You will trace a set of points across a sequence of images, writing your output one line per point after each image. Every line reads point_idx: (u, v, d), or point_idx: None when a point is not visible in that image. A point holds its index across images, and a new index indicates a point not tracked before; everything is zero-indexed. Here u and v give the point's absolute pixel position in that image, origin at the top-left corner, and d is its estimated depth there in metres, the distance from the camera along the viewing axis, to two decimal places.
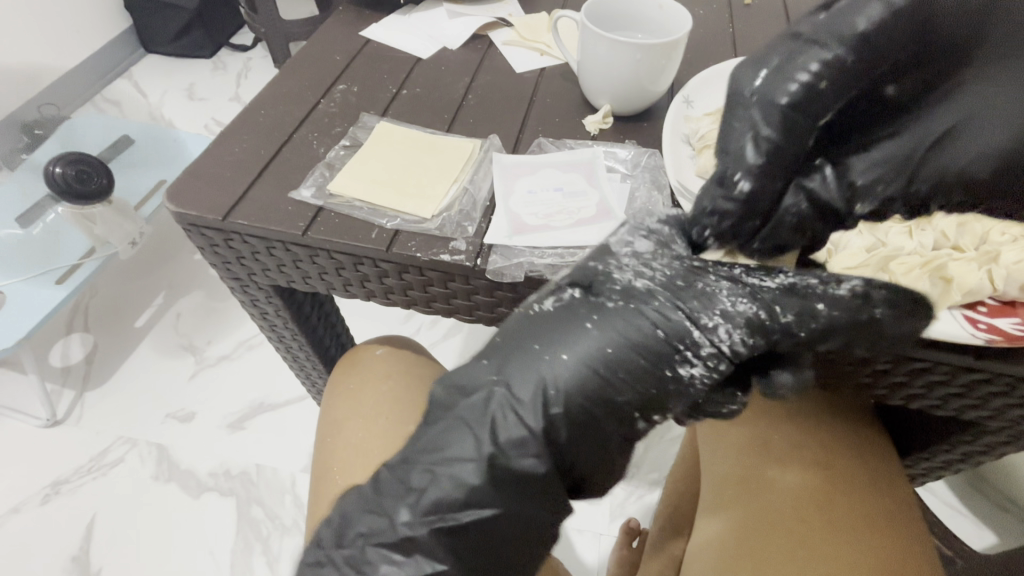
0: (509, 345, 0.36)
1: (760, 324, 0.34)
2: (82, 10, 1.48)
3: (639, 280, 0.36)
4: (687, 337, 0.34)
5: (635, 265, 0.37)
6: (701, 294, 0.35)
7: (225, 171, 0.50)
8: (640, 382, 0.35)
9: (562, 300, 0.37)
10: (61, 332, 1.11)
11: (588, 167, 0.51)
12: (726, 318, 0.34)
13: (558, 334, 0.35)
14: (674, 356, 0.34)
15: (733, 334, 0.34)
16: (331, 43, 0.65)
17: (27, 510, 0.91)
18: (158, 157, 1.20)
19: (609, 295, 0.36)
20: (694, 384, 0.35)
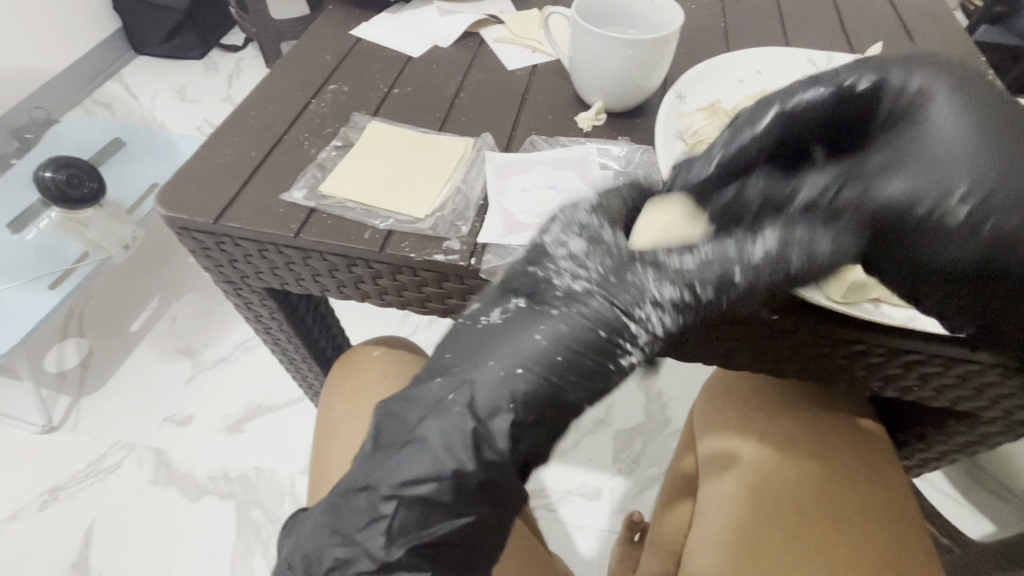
0: (462, 357, 0.34)
1: (619, 269, 0.34)
2: (72, 13, 1.47)
3: (577, 283, 0.34)
4: (547, 274, 0.35)
5: (571, 267, 0.35)
6: (632, 287, 0.33)
7: (216, 173, 0.49)
8: (536, 321, 0.34)
9: (508, 311, 0.35)
10: (55, 338, 1.10)
11: (454, 150, 0.51)
12: (588, 260, 0.35)
13: (503, 342, 0.33)
14: (547, 304, 0.34)
15: (585, 272, 0.34)
16: (321, 42, 0.64)
17: (26, 516, 0.91)
18: (151, 160, 1.19)
19: (552, 303, 0.34)
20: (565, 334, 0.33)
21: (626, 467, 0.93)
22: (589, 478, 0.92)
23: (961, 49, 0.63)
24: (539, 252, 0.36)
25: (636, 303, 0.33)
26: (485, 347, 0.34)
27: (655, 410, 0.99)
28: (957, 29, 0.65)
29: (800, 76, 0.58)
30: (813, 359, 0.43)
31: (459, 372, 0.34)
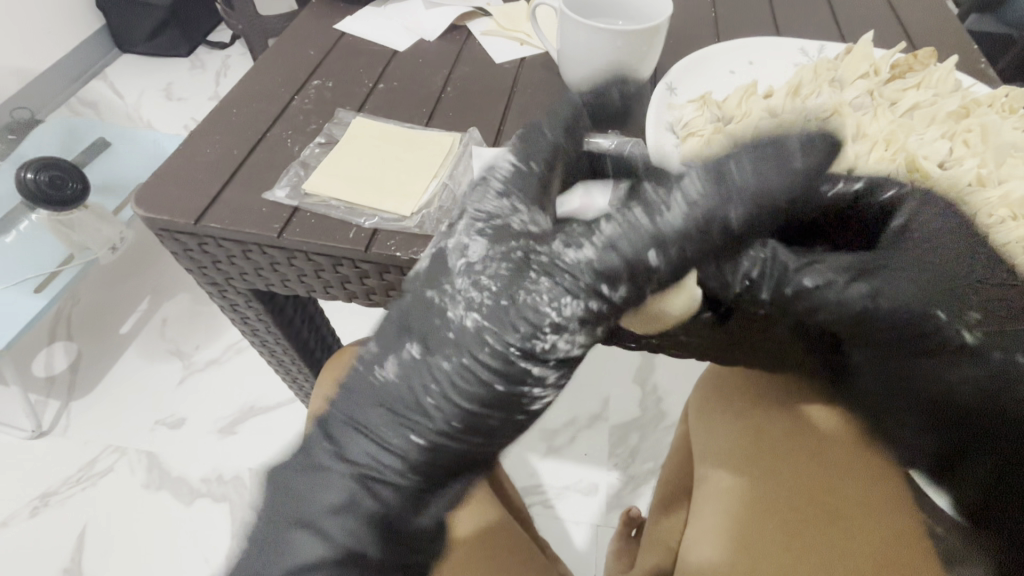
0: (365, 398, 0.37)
1: (511, 295, 0.35)
2: (53, 9, 1.44)
3: (470, 316, 0.35)
4: (448, 294, 0.36)
5: (466, 292, 0.36)
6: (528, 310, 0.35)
7: (196, 172, 0.48)
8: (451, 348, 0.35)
9: (404, 360, 0.36)
10: (43, 342, 1.09)
11: (441, 145, 0.50)
12: (485, 274, 0.36)
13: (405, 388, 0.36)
14: (463, 313, 0.35)
15: (478, 301, 0.35)
16: (304, 37, 0.63)
17: (17, 523, 0.89)
18: (136, 159, 1.17)
19: (446, 344, 0.35)
20: (481, 345, 0.35)
21: (623, 462, 0.92)
22: (584, 473, 0.91)
23: (953, 38, 0.62)
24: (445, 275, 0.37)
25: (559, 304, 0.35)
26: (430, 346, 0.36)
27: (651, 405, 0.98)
28: (948, 17, 0.65)
29: (791, 66, 0.57)
30: None
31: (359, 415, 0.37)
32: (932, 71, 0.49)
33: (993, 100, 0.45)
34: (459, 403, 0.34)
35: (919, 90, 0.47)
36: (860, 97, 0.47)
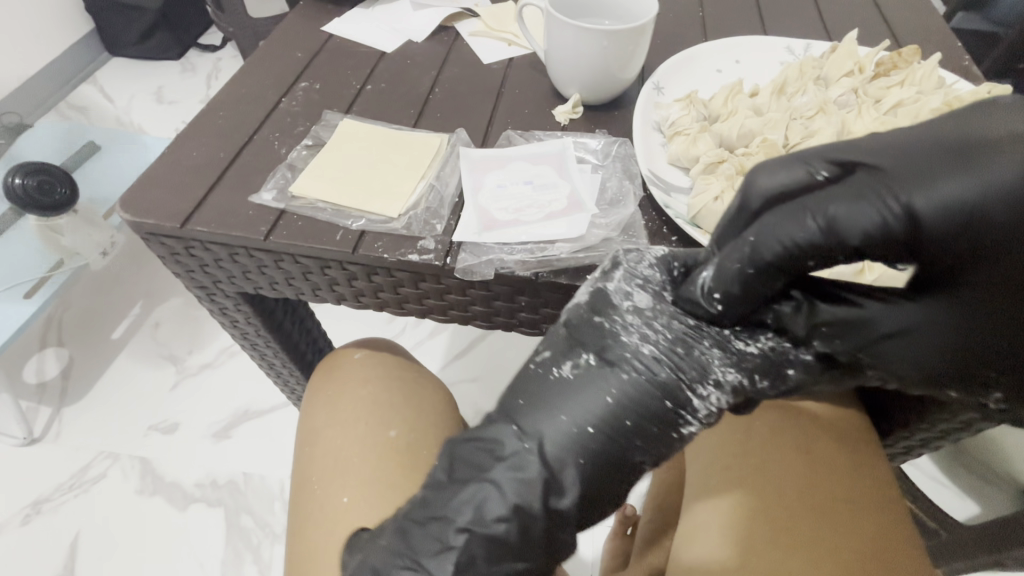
0: (534, 406, 0.33)
1: (683, 340, 0.33)
2: (41, 13, 1.43)
3: (646, 347, 0.33)
4: (615, 327, 0.33)
5: (639, 327, 0.33)
6: (697, 363, 0.32)
7: (182, 176, 0.48)
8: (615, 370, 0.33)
9: (579, 366, 0.33)
10: (34, 348, 1.08)
11: (429, 147, 0.50)
12: (655, 319, 0.34)
13: (565, 400, 0.32)
14: (618, 347, 0.33)
15: (653, 335, 0.33)
16: (291, 39, 0.63)
17: (9, 531, 0.88)
18: (126, 163, 1.16)
19: (620, 365, 0.32)
20: (627, 375, 0.32)
21: None
22: None
23: (938, 35, 0.63)
24: (605, 303, 0.34)
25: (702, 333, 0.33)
26: (573, 390, 0.33)
27: None
28: (934, 15, 0.65)
29: (778, 65, 0.57)
30: None
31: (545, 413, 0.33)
32: (916, 68, 0.49)
33: (977, 97, 0.46)
34: (593, 436, 0.32)
35: (903, 87, 0.48)
36: (844, 95, 0.48)
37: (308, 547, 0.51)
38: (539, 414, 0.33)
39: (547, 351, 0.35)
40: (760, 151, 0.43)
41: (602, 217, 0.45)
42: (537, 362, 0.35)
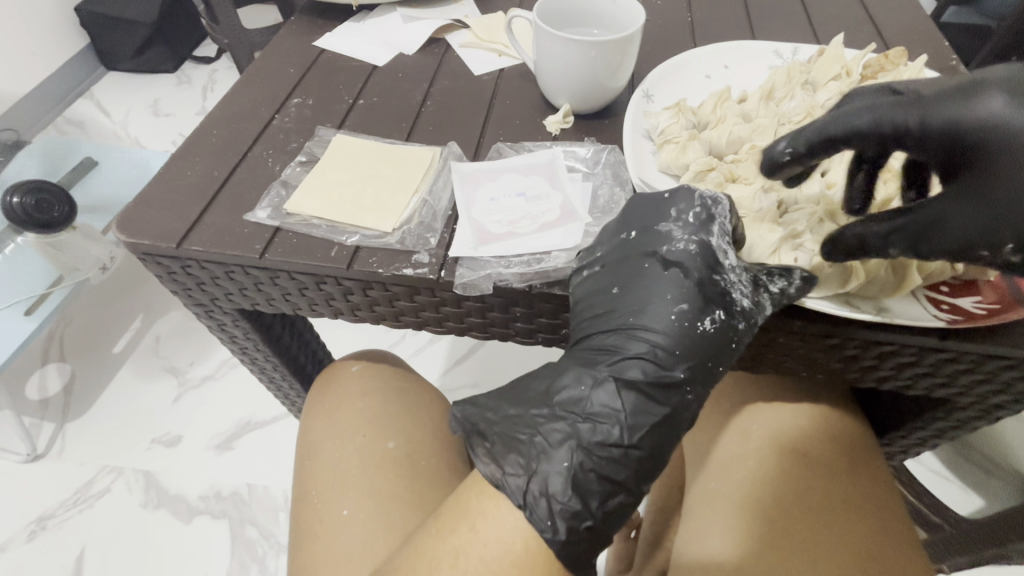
0: (597, 303, 0.39)
1: (717, 272, 0.37)
2: (35, 30, 1.43)
3: (682, 278, 0.37)
4: (661, 255, 0.38)
5: (677, 259, 0.38)
6: (726, 295, 0.37)
7: (178, 195, 0.48)
8: (657, 293, 0.38)
9: (624, 285, 0.39)
10: (36, 364, 1.08)
11: (421, 161, 0.51)
12: (691, 253, 0.37)
13: (622, 307, 0.38)
14: (662, 279, 0.38)
15: (691, 266, 0.37)
16: (283, 55, 0.63)
17: (14, 547, 0.89)
18: (123, 177, 1.17)
19: (660, 289, 0.38)
20: (704, 288, 0.37)
21: None
22: None
23: (926, 34, 0.63)
24: (651, 237, 0.39)
25: (758, 284, 0.37)
26: (656, 298, 0.37)
27: None
28: (921, 15, 0.66)
29: (766, 69, 0.58)
30: (792, 354, 0.43)
31: (606, 310, 0.39)
32: (903, 70, 0.49)
33: None
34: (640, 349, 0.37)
35: None
36: (832, 99, 0.48)
37: (309, 559, 0.51)
38: (606, 310, 0.39)
39: (591, 269, 0.41)
40: (749, 158, 0.44)
41: (595, 225, 0.46)
42: (580, 279, 0.41)
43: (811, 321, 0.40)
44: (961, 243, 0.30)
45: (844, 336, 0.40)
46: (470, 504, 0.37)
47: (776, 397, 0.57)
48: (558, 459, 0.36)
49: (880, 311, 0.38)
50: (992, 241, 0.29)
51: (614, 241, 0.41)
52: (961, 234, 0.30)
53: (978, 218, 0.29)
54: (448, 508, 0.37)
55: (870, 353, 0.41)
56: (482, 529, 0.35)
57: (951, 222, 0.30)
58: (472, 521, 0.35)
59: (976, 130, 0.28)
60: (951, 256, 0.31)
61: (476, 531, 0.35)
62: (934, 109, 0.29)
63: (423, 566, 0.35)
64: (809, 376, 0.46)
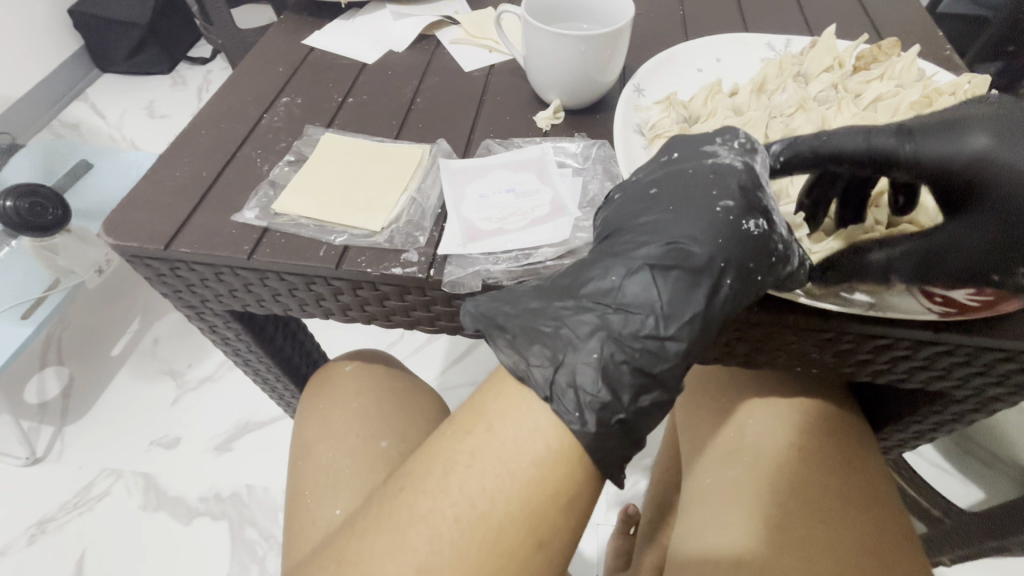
0: (630, 205, 0.40)
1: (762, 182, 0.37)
2: (27, 33, 1.43)
3: (732, 179, 0.37)
4: (710, 159, 0.38)
5: (727, 162, 0.38)
6: (769, 208, 0.37)
7: (165, 197, 0.48)
8: (704, 194, 0.37)
9: (667, 186, 0.39)
10: (34, 368, 1.08)
11: (410, 159, 0.50)
12: (740, 163, 0.38)
13: (658, 205, 0.38)
14: (707, 185, 0.37)
15: (741, 169, 0.37)
16: (272, 54, 0.63)
17: (14, 552, 0.89)
18: (118, 180, 1.16)
19: (706, 185, 0.37)
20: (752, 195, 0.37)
21: None
22: None
23: (919, 25, 0.63)
24: (698, 151, 0.39)
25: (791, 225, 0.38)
26: (703, 195, 0.37)
27: None
28: (914, 5, 0.65)
29: (758, 62, 0.57)
30: (787, 349, 0.43)
31: (635, 211, 0.39)
32: (895, 61, 0.49)
33: (956, 88, 0.45)
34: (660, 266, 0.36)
35: (882, 81, 0.48)
36: (824, 91, 0.48)
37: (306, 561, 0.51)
38: (635, 210, 0.39)
39: (630, 180, 0.41)
40: None
41: (585, 221, 0.46)
42: (618, 189, 0.42)
43: (809, 315, 0.39)
44: (969, 268, 0.32)
45: (838, 330, 0.39)
46: (484, 406, 0.35)
47: (774, 391, 0.56)
48: (590, 348, 0.34)
49: (873, 306, 0.37)
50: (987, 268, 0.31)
51: (656, 159, 0.41)
52: (968, 258, 0.32)
53: (986, 240, 0.31)
54: (463, 412, 0.36)
55: (864, 347, 0.41)
56: (499, 430, 0.33)
57: (955, 250, 0.32)
58: (488, 422, 0.34)
59: (968, 166, 0.31)
60: (956, 279, 0.33)
61: (489, 430, 0.34)
62: (928, 148, 0.32)
63: (436, 468, 0.33)
64: (804, 370, 0.45)
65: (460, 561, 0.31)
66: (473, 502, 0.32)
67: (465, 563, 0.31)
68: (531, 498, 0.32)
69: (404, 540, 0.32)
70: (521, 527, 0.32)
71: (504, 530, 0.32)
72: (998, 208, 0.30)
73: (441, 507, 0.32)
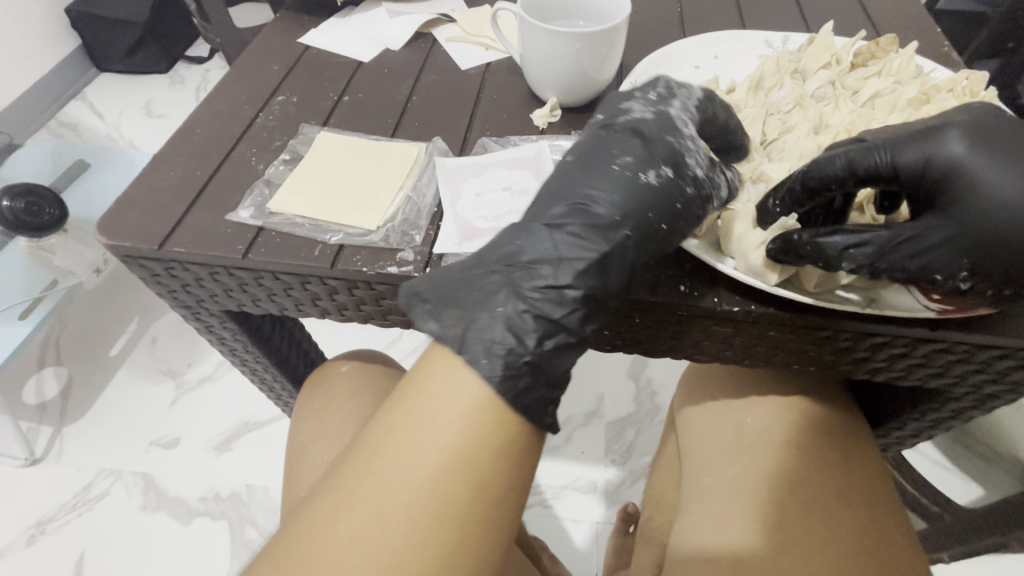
0: (566, 161, 0.41)
1: (681, 130, 0.40)
2: (25, 33, 1.42)
3: (653, 132, 0.39)
4: (637, 114, 0.40)
5: (653, 116, 0.40)
6: (690, 154, 0.39)
7: (159, 197, 0.48)
8: (630, 150, 0.39)
9: (599, 141, 0.40)
10: (32, 368, 1.08)
11: (406, 157, 0.50)
12: (660, 114, 0.40)
13: (591, 161, 0.39)
14: (634, 140, 0.39)
15: (662, 120, 0.40)
16: (268, 53, 0.62)
17: (14, 552, 0.88)
18: (115, 180, 1.15)
19: (632, 140, 0.39)
20: (672, 148, 0.39)
21: (619, 458, 0.92)
22: (582, 471, 0.91)
23: (918, 21, 0.62)
24: (623, 107, 0.41)
25: (715, 166, 0.40)
26: (626, 154, 0.39)
27: (644, 399, 0.99)
28: (914, 1, 0.65)
29: (755, 59, 0.57)
30: (784, 347, 0.43)
31: (571, 166, 0.40)
32: (893, 57, 0.49)
33: (954, 84, 0.45)
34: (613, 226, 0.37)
35: (880, 78, 0.47)
36: (822, 88, 0.48)
37: None
38: (570, 164, 0.40)
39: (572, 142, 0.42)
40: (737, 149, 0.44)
41: None
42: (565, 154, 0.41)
43: (806, 313, 0.39)
44: (943, 260, 0.32)
45: (836, 328, 0.39)
46: (431, 364, 0.34)
47: (773, 389, 0.56)
48: (496, 304, 0.35)
49: (869, 302, 0.37)
50: (960, 262, 0.31)
51: (582, 126, 0.43)
52: (944, 250, 0.31)
53: (954, 240, 0.31)
54: (410, 373, 0.35)
55: (861, 345, 0.40)
56: (439, 379, 0.34)
57: (932, 239, 0.32)
58: (433, 379, 0.34)
59: (945, 172, 0.31)
60: (909, 276, 0.33)
61: (435, 385, 0.33)
62: (910, 151, 0.32)
63: (388, 421, 0.33)
64: (801, 368, 0.45)
65: (419, 508, 0.31)
66: (432, 457, 0.32)
67: (424, 509, 0.31)
68: (483, 442, 0.32)
69: (364, 495, 0.31)
70: (474, 472, 0.32)
71: (453, 474, 0.32)
72: (971, 214, 0.30)
73: (394, 460, 0.32)
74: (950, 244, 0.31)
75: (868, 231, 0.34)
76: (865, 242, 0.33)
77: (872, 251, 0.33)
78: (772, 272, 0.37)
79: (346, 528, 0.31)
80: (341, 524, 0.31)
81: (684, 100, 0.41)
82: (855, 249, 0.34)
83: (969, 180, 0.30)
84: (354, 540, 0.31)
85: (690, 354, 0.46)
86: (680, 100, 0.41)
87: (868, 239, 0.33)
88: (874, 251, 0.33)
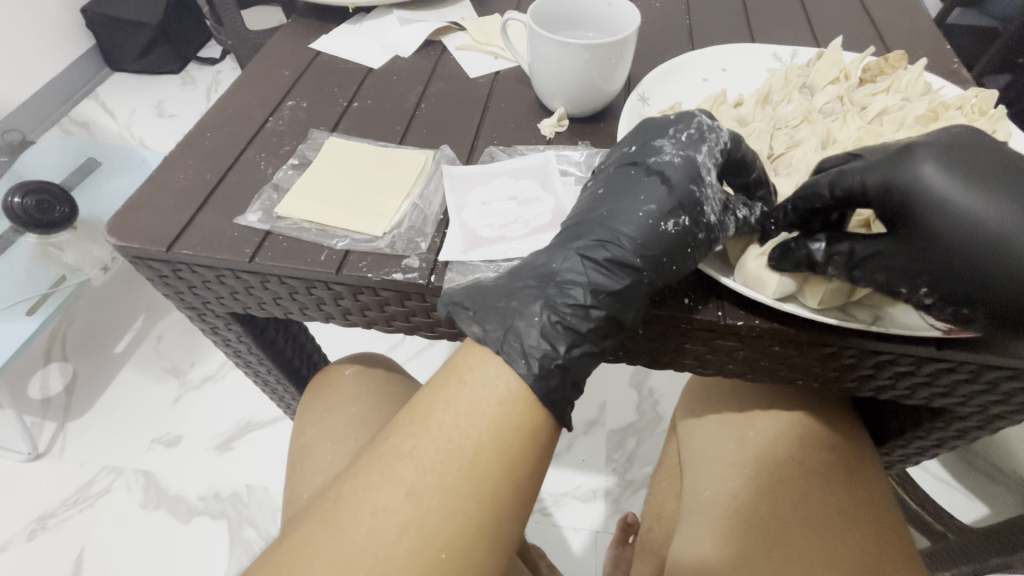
0: (584, 200, 0.42)
1: (698, 175, 0.39)
2: (40, 32, 1.44)
3: (663, 175, 0.39)
4: (650, 157, 0.41)
5: (666, 159, 0.40)
6: (702, 198, 0.39)
7: (168, 199, 0.48)
8: (639, 194, 0.40)
9: (613, 181, 0.41)
10: (38, 364, 1.08)
11: (414, 164, 0.50)
12: (677, 156, 0.40)
13: (603, 202, 0.41)
14: (643, 184, 0.40)
15: (678, 163, 0.39)
16: (279, 58, 0.63)
17: (14, 547, 0.89)
18: (125, 178, 1.16)
19: (640, 185, 0.40)
20: (681, 193, 0.39)
21: (620, 468, 0.92)
22: (583, 480, 0.91)
23: (927, 37, 0.62)
24: (644, 147, 0.41)
25: (729, 207, 0.39)
26: (631, 198, 0.40)
27: (646, 409, 0.99)
28: (922, 17, 0.65)
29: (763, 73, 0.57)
30: (788, 361, 0.43)
31: (589, 205, 0.41)
32: (902, 74, 0.49)
33: (963, 102, 0.45)
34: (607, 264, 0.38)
35: (888, 94, 0.47)
36: (830, 103, 0.48)
37: None
38: (587, 203, 0.41)
39: (589, 180, 0.44)
40: None
41: None
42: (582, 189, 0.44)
43: (810, 330, 0.39)
44: (902, 275, 0.32)
45: (840, 345, 0.39)
46: (457, 365, 0.37)
47: (776, 403, 0.56)
48: (532, 313, 0.37)
49: (875, 321, 0.37)
50: (918, 279, 0.31)
51: (616, 155, 0.43)
52: (902, 266, 0.32)
53: (909, 259, 0.31)
54: (438, 376, 0.37)
55: (866, 363, 0.40)
56: (469, 380, 0.36)
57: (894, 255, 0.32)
58: (459, 376, 0.36)
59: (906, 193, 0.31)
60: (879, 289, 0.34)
61: (462, 380, 0.36)
62: (876, 173, 0.32)
63: (417, 418, 0.35)
64: (805, 384, 0.45)
65: (446, 491, 0.33)
66: (461, 447, 0.34)
67: (445, 490, 0.33)
68: (502, 435, 0.34)
69: (393, 473, 0.34)
70: (492, 459, 0.34)
71: (484, 465, 0.34)
72: (926, 235, 0.30)
73: (421, 446, 0.34)
74: (908, 261, 0.31)
75: (844, 244, 0.35)
76: (836, 252, 0.35)
77: (841, 262, 0.34)
78: (772, 279, 0.37)
79: (373, 503, 0.33)
80: (368, 501, 0.33)
81: (718, 140, 0.40)
82: (827, 258, 0.35)
83: (930, 198, 0.30)
84: (380, 514, 0.33)
85: (693, 368, 0.46)
86: (708, 139, 0.40)
87: (842, 250, 0.34)
88: (843, 261, 0.34)
